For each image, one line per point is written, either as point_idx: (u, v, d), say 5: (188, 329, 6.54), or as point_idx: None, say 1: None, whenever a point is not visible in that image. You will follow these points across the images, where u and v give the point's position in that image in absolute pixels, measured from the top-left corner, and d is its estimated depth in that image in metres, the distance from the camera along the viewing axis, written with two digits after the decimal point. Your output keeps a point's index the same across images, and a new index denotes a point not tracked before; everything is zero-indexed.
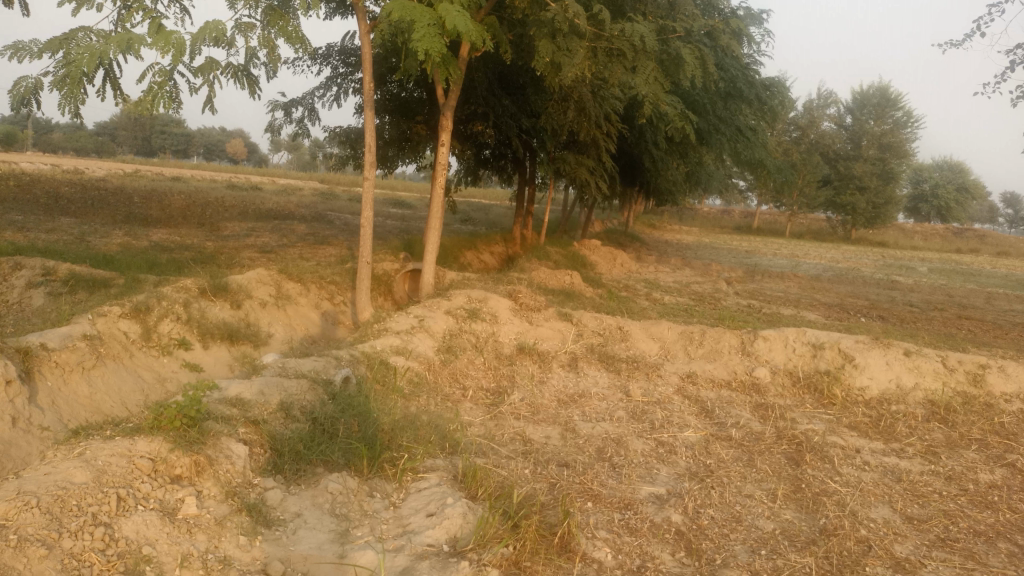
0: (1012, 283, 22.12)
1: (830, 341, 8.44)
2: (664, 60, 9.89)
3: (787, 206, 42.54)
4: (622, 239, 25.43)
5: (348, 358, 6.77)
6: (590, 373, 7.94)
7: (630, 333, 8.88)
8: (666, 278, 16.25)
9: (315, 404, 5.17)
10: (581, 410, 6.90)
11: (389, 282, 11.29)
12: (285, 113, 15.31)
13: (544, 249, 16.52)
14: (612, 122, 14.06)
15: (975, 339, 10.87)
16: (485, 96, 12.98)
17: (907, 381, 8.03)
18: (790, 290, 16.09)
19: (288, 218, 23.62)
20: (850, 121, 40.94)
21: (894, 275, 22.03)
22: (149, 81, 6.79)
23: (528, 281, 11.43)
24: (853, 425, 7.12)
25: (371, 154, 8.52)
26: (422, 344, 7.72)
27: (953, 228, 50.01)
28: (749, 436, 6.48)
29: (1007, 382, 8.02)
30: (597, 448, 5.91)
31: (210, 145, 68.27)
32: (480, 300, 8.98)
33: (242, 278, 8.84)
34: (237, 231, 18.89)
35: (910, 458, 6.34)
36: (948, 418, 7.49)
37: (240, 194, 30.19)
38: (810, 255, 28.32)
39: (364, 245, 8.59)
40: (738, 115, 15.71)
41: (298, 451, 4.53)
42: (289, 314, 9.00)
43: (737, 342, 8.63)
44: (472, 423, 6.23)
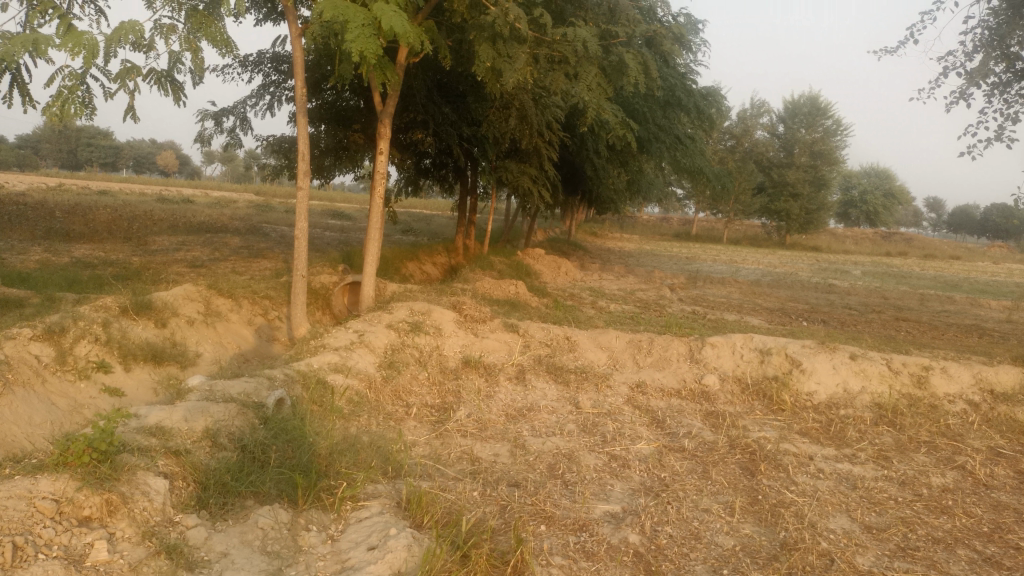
0: (941, 285, 22.80)
1: (776, 347, 8.39)
2: (606, 66, 9.77)
3: (724, 213, 43.27)
4: (565, 248, 25.37)
5: (282, 377, 6.39)
6: (538, 386, 7.69)
7: (577, 343, 8.70)
8: (611, 286, 16.19)
9: (245, 431, 4.81)
10: (530, 425, 6.65)
11: (327, 296, 10.89)
12: (215, 122, 14.76)
13: (487, 259, 16.28)
14: (554, 130, 13.94)
15: (915, 340, 11.01)
16: (424, 103, 12.62)
17: (854, 384, 8.02)
18: (733, 296, 16.20)
19: (221, 231, 22.86)
20: (783, 130, 41.79)
21: (831, 279, 22.45)
22: (59, 86, 6.29)
23: (471, 292, 11.16)
24: (804, 431, 7.03)
25: (305, 162, 8.12)
26: (362, 360, 7.37)
27: (881, 232, 51.64)
28: (702, 446, 6.33)
29: (950, 383, 8.07)
30: (548, 465, 5.66)
31: (140, 157, 66.38)
32: (423, 313, 8.68)
33: (167, 295, 8.34)
34: (167, 246, 18.13)
35: (862, 463, 6.27)
36: (896, 421, 7.48)
37: (171, 207, 29.21)
38: (749, 260, 28.79)
39: (300, 258, 8.19)
40: (677, 124, 15.75)
41: (225, 483, 4.17)
42: (219, 332, 8.54)
43: (685, 349, 8.52)
44: (416, 443, 5.93)
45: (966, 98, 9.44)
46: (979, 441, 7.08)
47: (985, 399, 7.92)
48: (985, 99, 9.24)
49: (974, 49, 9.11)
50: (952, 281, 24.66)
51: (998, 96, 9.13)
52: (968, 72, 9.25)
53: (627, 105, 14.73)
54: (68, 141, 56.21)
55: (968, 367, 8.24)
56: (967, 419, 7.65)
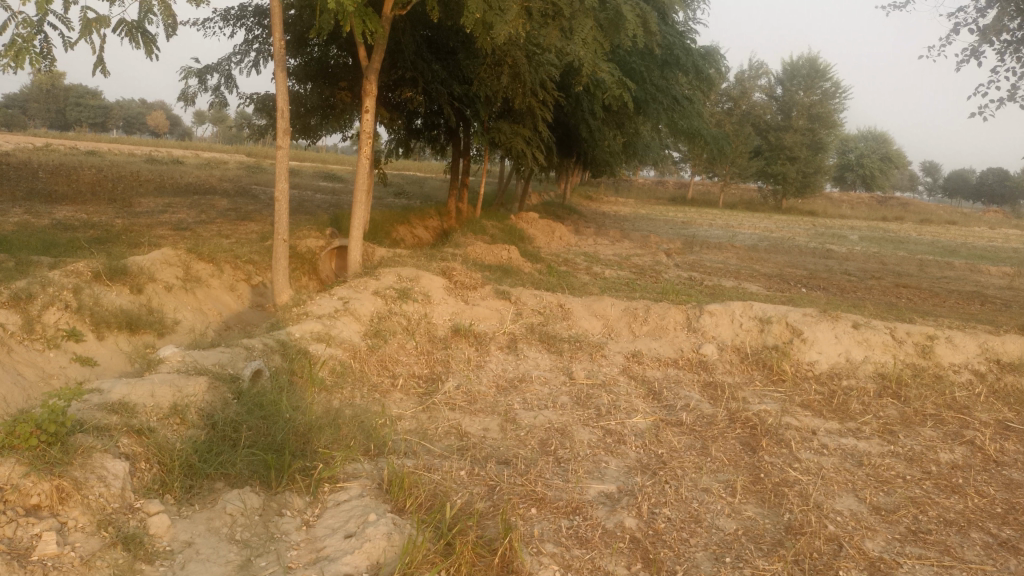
0: (939, 250, 22.51)
1: (777, 315, 8.10)
2: (603, 20, 9.36)
3: (720, 176, 42.78)
4: (560, 211, 24.96)
5: (261, 346, 6.06)
6: (531, 355, 7.41)
7: (571, 310, 8.39)
8: (606, 251, 15.85)
9: (217, 406, 4.52)
10: (522, 397, 6.38)
11: (314, 261, 10.56)
12: (200, 80, 14.30)
13: (480, 223, 15.89)
14: (549, 89, 13.50)
15: (916, 308, 10.76)
16: (413, 60, 12.06)
17: (857, 354, 7.75)
18: (731, 261, 15.89)
19: (209, 192, 22.39)
20: (781, 91, 41.05)
21: (829, 244, 22.15)
22: (13, 35, 5.87)
23: (462, 257, 10.82)
24: (806, 403, 6.77)
25: (284, 120, 7.68)
26: (347, 329, 7.06)
27: (878, 196, 51.22)
28: (700, 420, 6.06)
29: (955, 353, 7.81)
30: (540, 440, 5.39)
31: (130, 118, 65.41)
32: (412, 279, 8.35)
33: (144, 259, 8.00)
34: (152, 208, 17.70)
35: (867, 438, 6.02)
36: (901, 392, 7.23)
37: (159, 168, 28.68)
38: (745, 225, 28.48)
39: (282, 221, 7.83)
40: (674, 84, 15.33)
41: (193, 465, 3.89)
42: (199, 299, 8.23)
43: (683, 318, 8.24)
44: (402, 417, 5.66)
45: (979, 56, 9.05)
46: (986, 414, 6.84)
47: (991, 369, 7.68)
48: (998, 57, 8.84)
49: (990, 4, 8.68)
50: (950, 246, 24.39)
51: (1012, 54, 8.75)
52: (982, 29, 8.84)
53: (624, 63, 14.31)
54: (57, 101, 55.13)
55: (974, 337, 7.97)
56: (972, 389, 7.41)
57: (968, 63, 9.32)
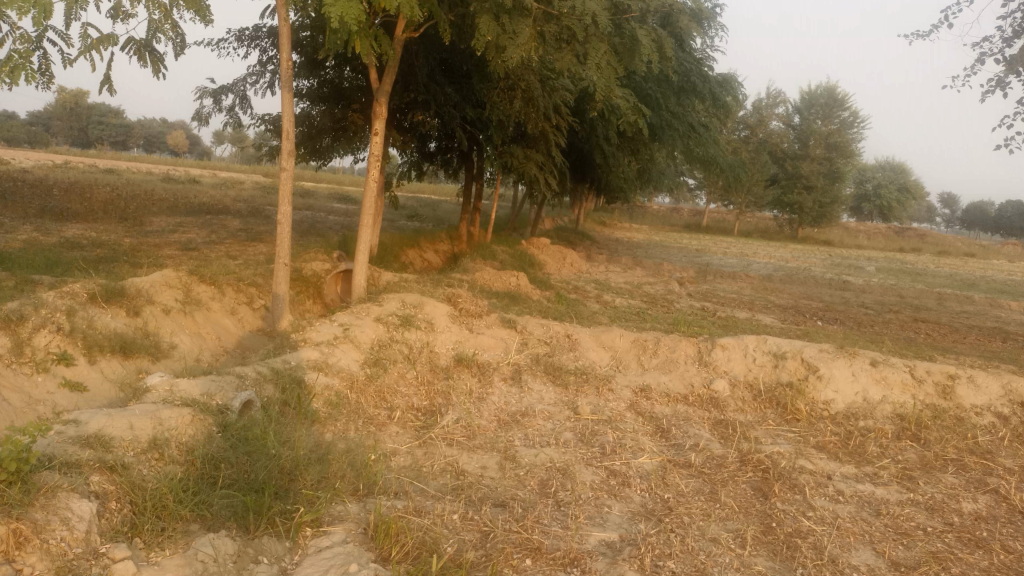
0: (958, 284, 22.08)
1: (792, 351, 7.82)
2: (617, 46, 9.24)
3: (735, 204, 42.55)
4: (572, 237, 24.78)
5: (253, 374, 5.85)
6: (535, 388, 7.16)
7: (578, 341, 8.14)
8: (617, 278, 15.62)
9: (199, 440, 4.33)
10: (524, 433, 6.13)
11: (319, 284, 10.40)
12: (214, 100, 14.28)
13: (490, 248, 15.72)
14: (562, 114, 13.40)
15: (936, 344, 10.43)
16: (426, 82, 11.95)
17: (874, 394, 7.44)
18: (745, 291, 15.61)
19: (222, 212, 22.43)
20: (798, 120, 40.89)
21: (845, 275, 21.81)
22: (10, 51, 5.77)
23: (469, 283, 10.63)
24: (821, 445, 6.48)
25: (289, 141, 7.53)
26: (345, 357, 6.84)
27: (895, 227, 50.73)
28: (709, 462, 5.79)
29: (977, 394, 7.48)
30: (540, 481, 5.14)
31: (151, 136, 66.17)
32: (415, 306, 8.14)
33: (144, 281, 7.87)
34: (163, 227, 17.64)
35: (886, 485, 5.71)
36: (921, 435, 6.91)
37: (175, 187, 28.77)
38: (760, 254, 28.15)
39: (284, 245, 7.67)
40: (690, 111, 15.26)
41: (166, 506, 3.70)
42: (198, 322, 8.07)
43: (694, 351, 7.97)
44: (396, 452, 5.43)
45: (1003, 87, 8.81)
46: (1011, 460, 6.51)
47: (1016, 413, 7.34)
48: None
49: (1017, 34, 8.46)
50: (969, 280, 23.96)
51: None
52: (1006, 60, 8.61)
53: (640, 89, 14.12)
54: (80, 119, 55.99)
55: (998, 377, 7.64)
56: (996, 433, 7.08)
57: (992, 93, 9.08)
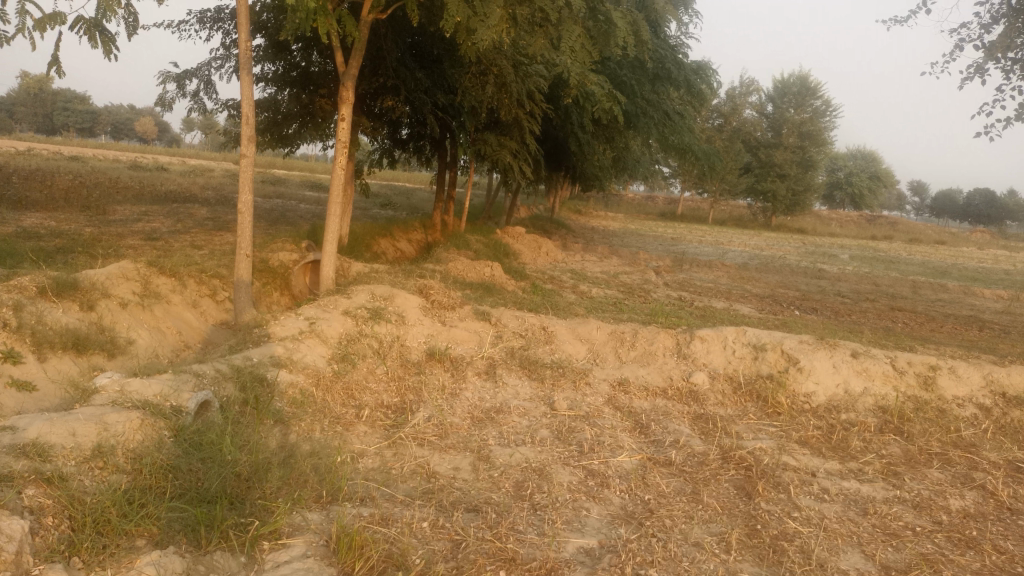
0: (930, 272, 22.19)
1: (772, 342, 7.64)
2: (593, 29, 8.99)
3: (710, 193, 42.57)
4: (548, 226, 24.55)
5: (211, 373, 5.53)
6: (510, 383, 6.91)
7: (555, 334, 7.89)
8: (593, 268, 15.43)
9: (148, 445, 4.04)
10: (498, 431, 5.87)
11: (286, 276, 10.06)
12: (178, 85, 13.83)
13: (464, 237, 15.43)
14: (536, 101, 13.12)
15: (914, 334, 10.34)
16: (395, 67, 11.58)
17: (856, 385, 7.29)
18: (721, 280, 15.49)
19: (189, 201, 21.88)
20: (771, 109, 40.95)
21: (820, 263, 21.81)
22: None
23: (442, 274, 10.35)
24: (804, 440, 6.30)
25: (249, 127, 7.17)
26: (312, 353, 6.54)
27: (867, 215, 51.14)
28: (690, 460, 5.59)
29: (959, 385, 7.36)
30: (515, 483, 4.90)
31: (118, 124, 64.86)
32: (386, 298, 7.85)
33: (99, 274, 7.49)
34: (127, 216, 17.10)
35: (871, 482, 5.55)
36: (903, 428, 6.78)
37: (141, 175, 28.01)
38: (735, 242, 28.19)
39: (246, 235, 7.33)
40: (666, 99, 15.07)
41: (108, 520, 3.43)
42: (157, 317, 7.71)
43: (673, 343, 7.77)
44: (364, 454, 5.16)
45: (983, 73, 8.68)
46: (995, 453, 6.40)
47: (997, 404, 7.24)
48: (1004, 75, 8.45)
49: (996, 19, 8.31)
50: (941, 267, 24.12)
51: (1018, 73, 8.35)
52: (987, 45, 8.47)
53: (615, 76, 14.06)
54: (44, 106, 54.65)
55: (978, 368, 7.52)
56: (978, 425, 6.96)
57: (972, 81, 8.93)
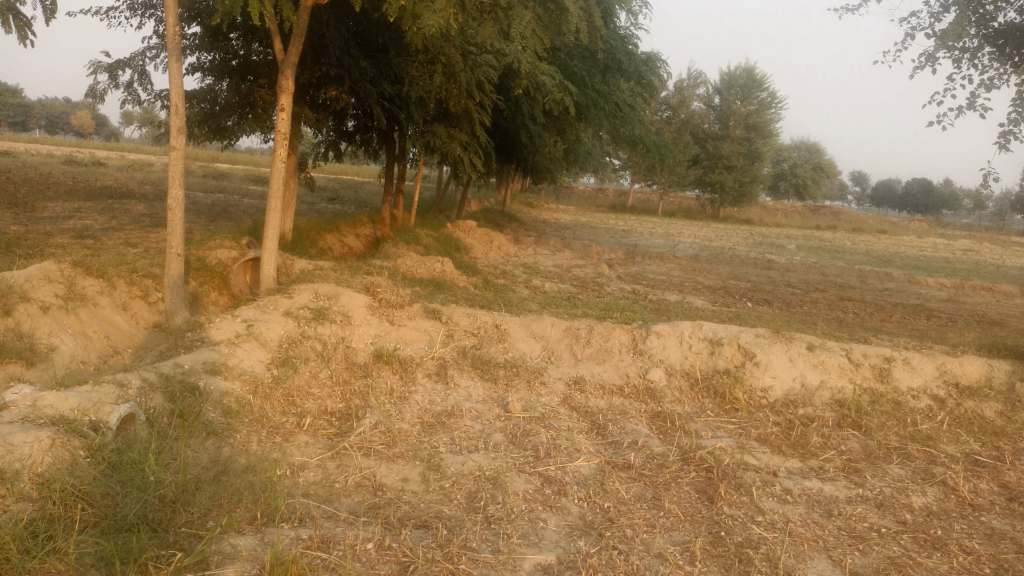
0: (875, 261, 22.54)
1: (728, 336, 7.48)
2: (542, 15, 8.74)
3: (658, 185, 42.77)
4: (499, 219, 24.28)
5: (137, 383, 5.11)
6: (462, 384, 6.61)
7: (508, 332, 7.62)
8: (546, 261, 15.20)
9: (59, 468, 3.63)
10: (450, 437, 5.58)
11: (225, 275, 9.59)
12: (110, 76, 13.17)
13: (413, 231, 15.05)
14: (486, 91, 12.82)
15: (866, 324, 10.36)
16: (339, 55, 11.16)
17: (812, 379, 7.18)
18: (673, 272, 15.41)
19: (125, 196, 20.98)
20: (718, 101, 41.28)
21: (768, 254, 21.97)
22: None
23: (390, 270, 9.98)
24: (763, 437, 6.16)
25: (178, 117, 6.69)
26: (249, 358, 6.15)
27: (811, 205, 52.07)
28: (650, 462, 5.38)
29: (913, 377, 7.30)
30: (468, 493, 4.63)
31: (53, 116, 62.50)
32: (330, 297, 7.47)
33: (17, 276, 6.96)
34: (58, 213, 16.26)
35: (833, 480, 5.42)
36: (861, 422, 6.69)
37: (76, 169, 26.88)
38: (685, 233, 28.31)
39: (177, 232, 6.89)
40: (616, 90, 14.92)
41: (7, 559, 3.09)
42: (82, 321, 7.20)
43: (628, 339, 7.56)
44: (306, 466, 4.82)
45: (933, 63, 8.68)
46: (953, 446, 6.36)
47: (951, 394, 7.21)
48: (952, 65, 8.46)
49: (946, 8, 8.30)
50: (885, 256, 24.55)
51: (966, 63, 8.38)
52: (937, 34, 8.46)
53: (565, 67, 13.87)
54: None
55: (932, 358, 7.47)
56: (933, 417, 6.92)
57: (921, 70, 8.93)
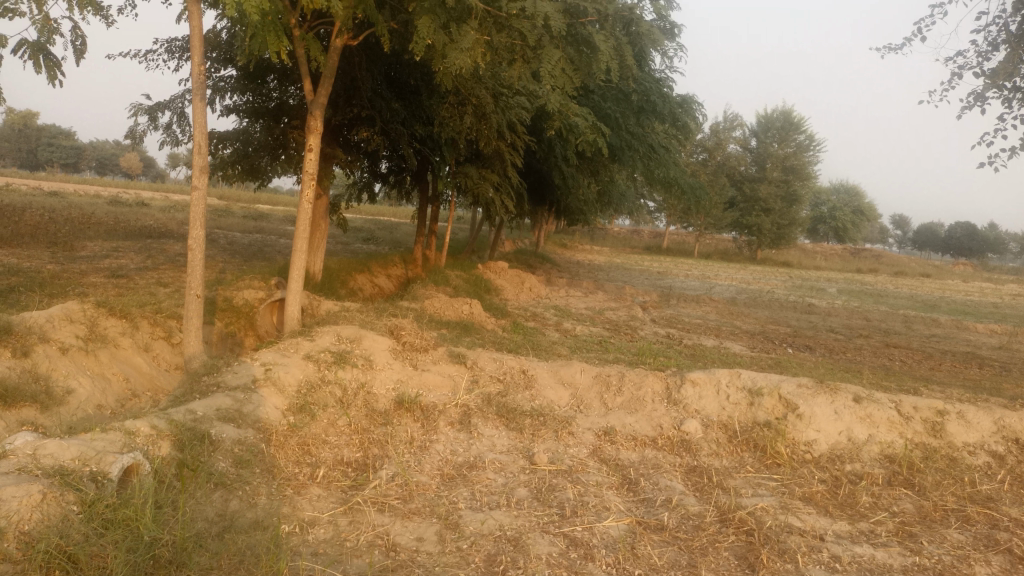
0: (920, 305, 21.83)
1: (769, 386, 7.06)
2: (573, 54, 8.56)
3: (694, 227, 42.42)
4: (532, 260, 24.08)
5: (145, 429, 4.88)
6: (486, 434, 6.31)
7: (536, 378, 7.30)
8: (578, 304, 14.89)
9: (47, 527, 3.42)
10: (471, 492, 5.26)
11: (251, 315, 9.46)
12: (149, 118, 13.39)
13: (443, 272, 14.89)
14: (518, 133, 12.67)
15: (914, 373, 9.86)
16: (371, 97, 11.08)
17: (859, 433, 6.73)
18: (710, 316, 14.98)
19: (164, 236, 21.26)
20: (755, 143, 41.03)
21: (809, 297, 21.39)
22: None
23: (417, 312, 9.76)
24: (808, 496, 5.73)
25: (202, 157, 6.59)
26: (265, 404, 5.93)
27: (851, 248, 51.17)
28: (685, 523, 5.00)
29: (969, 432, 6.80)
30: (486, 556, 4.30)
31: (103, 159, 64.54)
32: (353, 340, 7.26)
33: (38, 317, 6.87)
34: (95, 253, 16.43)
35: (886, 546, 4.97)
36: (913, 480, 6.23)
37: (118, 210, 27.41)
38: (722, 276, 27.83)
39: (196, 274, 6.78)
40: (650, 132, 14.71)
41: None
42: (102, 362, 7.07)
43: (662, 388, 7.19)
44: (317, 523, 4.54)
45: (983, 102, 8.32)
46: (1016, 509, 5.85)
47: (1011, 451, 6.70)
48: (1004, 104, 8.10)
49: (996, 46, 7.96)
50: (930, 300, 23.83)
51: (1019, 102, 8.01)
52: (988, 73, 8.10)
53: (599, 109, 13.73)
54: (29, 140, 54.67)
55: (990, 412, 6.97)
56: (992, 476, 6.43)
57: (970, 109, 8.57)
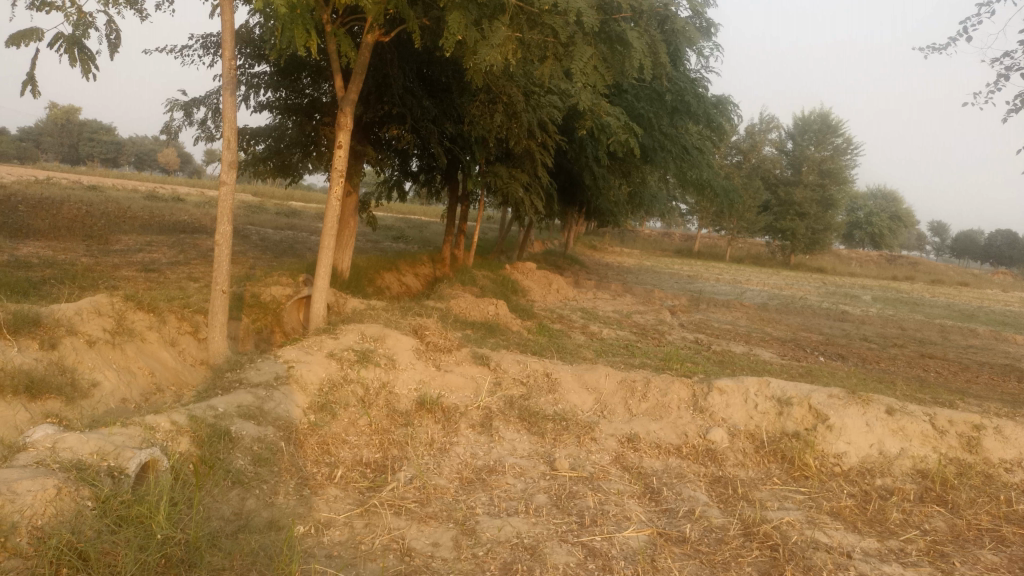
0: (958, 315, 21.30)
1: (799, 396, 6.89)
2: (605, 51, 8.42)
3: (726, 230, 41.95)
4: (561, 261, 23.95)
5: (165, 424, 4.88)
6: (507, 437, 6.23)
7: (559, 382, 7.20)
8: (606, 307, 14.74)
9: (61, 523, 3.42)
10: (489, 497, 5.18)
11: (277, 312, 9.49)
12: (185, 113, 13.55)
13: (470, 272, 14.84)
14: (549, 132, 12.53)
15: (949, 385, 9.58)
16: (401, 94, 10.97)
17: (891, 446, 6.54)
18: (739, 322, 14.75)
19: (197, 231, 21.50)
20: (791, 146, 40.51)
21: (842, 305, 21.00)
22: None
23: (442, 312, 9.72)
24: (836, 511, 5.56)
25: (231, 152, 6.60)
26: (287, 402, 5.91)
27: (887, 254, 50.23)
28: (707, 535, 4.88)
29: (1007, 448, 6.57)
30: (502, 564, 4.22)
31: (142, 153, 65.69)
32: (376, 339, 7.23)
33: (67, 309, 6.93)
34: (129, 246, 16.65)
35: (916, 566, 4.80)
36: (947, 497, 6.03)
37: (154, 204, 27.82)
38: (753, 281, 27.44)
39: (222, 269, 6.79)
40: (684, 133, 14.49)
41: None
42: (128, 356, 7.13)
43: (688, 395, 7.05)
44: (332, 524, 4.50)
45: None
46: None
47: None
48: None
49: None
50: (968, 310, 23.24)
51: None
52: None
53: (631, 108, 13.57)
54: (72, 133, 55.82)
55: None
56: None
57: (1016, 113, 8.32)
